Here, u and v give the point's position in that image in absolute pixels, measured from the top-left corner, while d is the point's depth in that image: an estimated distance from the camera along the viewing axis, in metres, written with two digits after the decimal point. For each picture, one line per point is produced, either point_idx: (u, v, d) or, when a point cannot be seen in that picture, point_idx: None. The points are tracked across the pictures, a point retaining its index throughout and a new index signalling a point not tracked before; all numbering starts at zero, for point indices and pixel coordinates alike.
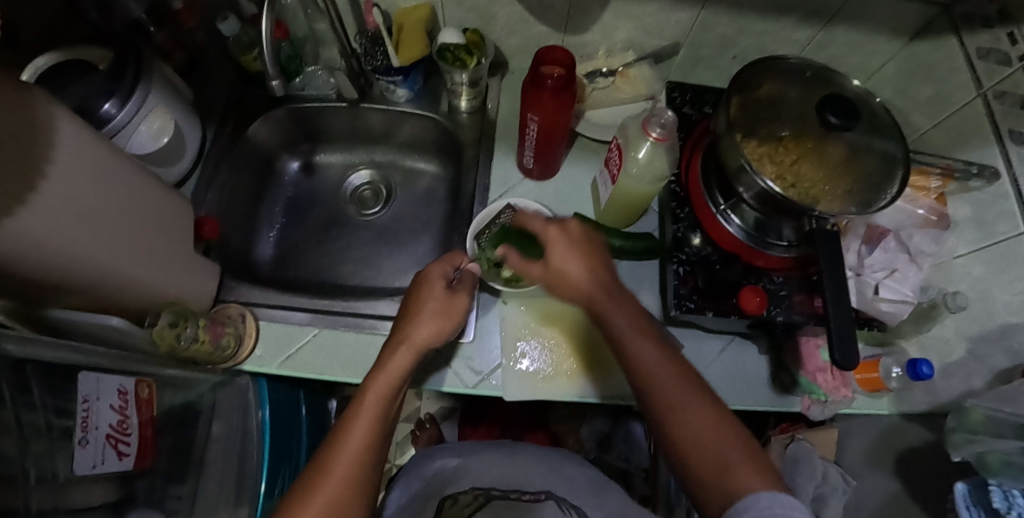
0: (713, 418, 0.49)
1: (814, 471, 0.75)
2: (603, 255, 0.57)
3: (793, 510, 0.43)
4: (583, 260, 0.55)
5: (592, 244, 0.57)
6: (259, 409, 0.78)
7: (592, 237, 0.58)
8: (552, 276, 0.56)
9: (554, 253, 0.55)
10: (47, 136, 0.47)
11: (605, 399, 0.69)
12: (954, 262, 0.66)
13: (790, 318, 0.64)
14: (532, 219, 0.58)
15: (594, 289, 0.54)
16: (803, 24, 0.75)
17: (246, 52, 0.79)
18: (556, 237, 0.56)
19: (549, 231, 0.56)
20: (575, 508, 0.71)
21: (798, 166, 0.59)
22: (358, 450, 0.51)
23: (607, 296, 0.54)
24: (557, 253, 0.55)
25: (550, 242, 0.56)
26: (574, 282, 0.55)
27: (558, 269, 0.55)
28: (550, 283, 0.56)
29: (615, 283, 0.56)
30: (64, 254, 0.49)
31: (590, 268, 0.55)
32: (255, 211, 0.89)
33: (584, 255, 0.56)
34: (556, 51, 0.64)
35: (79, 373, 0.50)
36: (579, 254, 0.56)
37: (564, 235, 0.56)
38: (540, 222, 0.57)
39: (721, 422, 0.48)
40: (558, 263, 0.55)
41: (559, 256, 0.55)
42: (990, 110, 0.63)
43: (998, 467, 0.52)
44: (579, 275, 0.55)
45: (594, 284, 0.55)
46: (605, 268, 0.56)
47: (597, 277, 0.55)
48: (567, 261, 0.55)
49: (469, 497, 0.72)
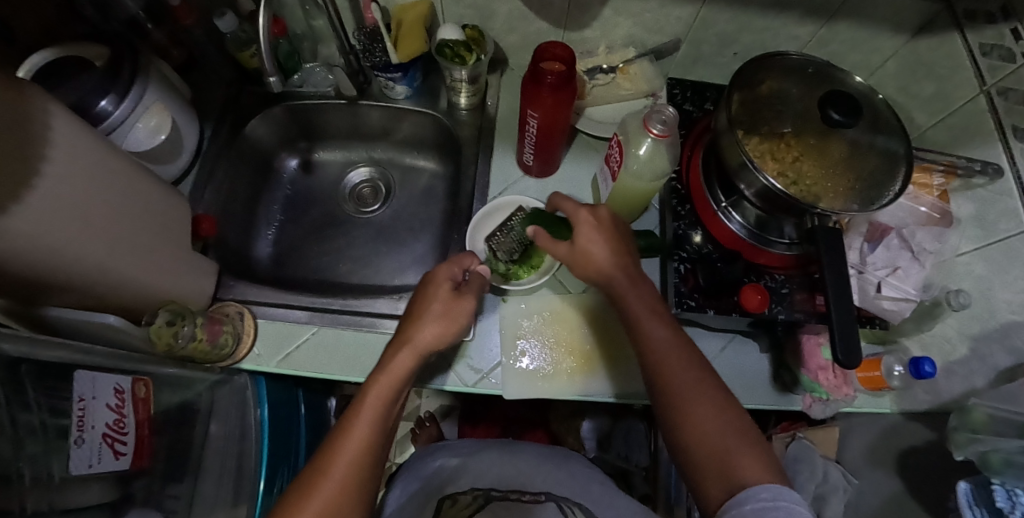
0: (719, 416, 0.48)
1: (815, 469, 0.75)
2: (628, 241, 0.57)
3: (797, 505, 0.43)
4: (610, 243, 0.55)
5: (620, 228, 0.57)
6: (258, 407, 0.78)
7: (620, 222, 0.58)
8: (576, 255, 0.56)
9: (584, 232, 0.55)
10: (43, 132, 0.46)
11: (621, 398, 0.69)
12: (957, 260, 0.65)
13: (792, 316, 0.64)
14: (565, 200, 0.58)
15: (618, 272, 0.55)
16: (804, 20, 0.74)
17: (245, 49, 0.79)
18: (587, 218, 0.56)
19: (580, 213, 0.56)
20: (576, 506, 0.72)
21: (800, 162, 0.59)
22: (358, 450, 0.50)
23: (629, 280, 0.55)
24: (584, 231, 0.55)
25: (580, 223, 0.56)
26: (598, 264, 0.55)
27: (586, 249, 0.55)
28: (573, 262, 0.56)
29: (638, 271, 0.56)
30: (60, 252, 0.49)
31: (614, 251, 0.55)
32: (254, 209, 0.88)
33: (611, 237, 0.56)
34: (557, 47, 0.63)
35: (77, 372, 0.49)
36: (608, 236, 0.56)
37: (594, 220, 0.56)
38: (573, 204, 0.57)
39: (727, 422, 0.48)
40: (585, 244, 0.55)
41: (587, 238, 0.55)
42: (993, 107, 0.62)
43: (1000, 466, 0.51)
44: (607, 256, 0.55)
45: (619, 266, 0.55)
46: (629, 254, 0.56)
47: (622, 260, 0.55)
48: (593, 241, 0.55)
49: (468, 497, 0.74)
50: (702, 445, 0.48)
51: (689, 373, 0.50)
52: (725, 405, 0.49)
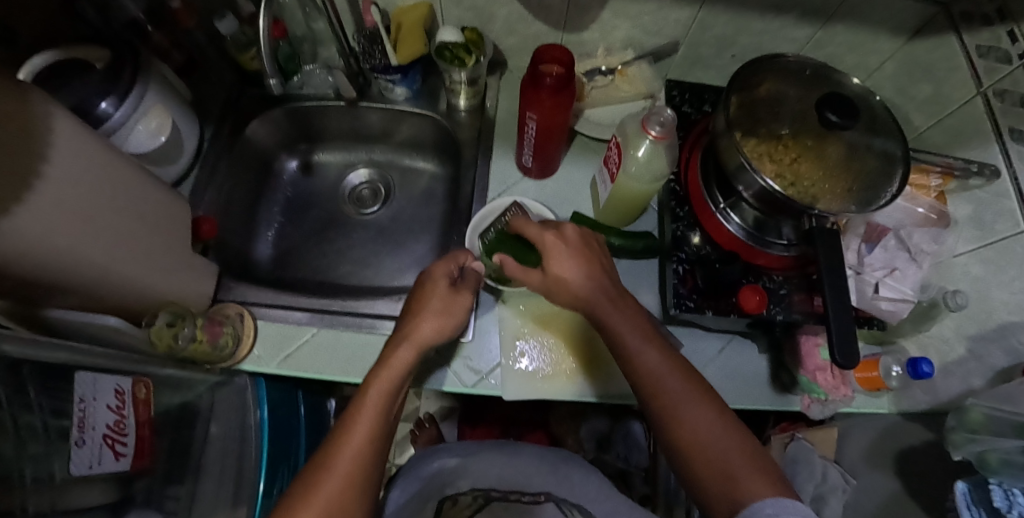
0: (711, 416, 0.49)
1: (812, 469, 0.77)
2: (603, 259, 0.56)
3: (802, 516, 0.43)
4: (580, 265, 0.54)
5: (592, 247, 0.56)
6: (259, 409, 0.77)
7: (590, 240, 0.57)
8: (549, 283, 0.55)
9: (552, 258, 0.54)
10: (45, 135, 0.47)
11: (602, 398, 0.69)
12: (955, 261, 0.66)
13: (789, 317, 0.64)
14: (528, 224, 0.57)
15: (591, 295, 0.54)
16: (802, 22, 0.75)
17: (245, 51, 0.79)
18: (554, 243, 0.55)
19: (546, 237, 0.55)
20: (575, 508, 0.74)
21: (797, 164, 0.59)
22: (359, 448, 0.50)
23: (604, 301, 0.54)
24: (555, 258, 0.54)
25: (547, 248, 0.55)
26: (573, 288, 0.54)
27: (556, 275, 0.54)
28: (549, 290, 0.56)
29: (613, 286, 0.55)
30: (61, 254, 0.49)
31: (588, 273, 0.54)
32: (254, 210, 0.88)
33: (582, 259, 0.54)
34: (555, 49, 0.64)
35: (78, 373, 0.49)
36: (579, 258, 0.54)
37: (561, 243, 0.55)
38: (536, 228, 0.56)
39: (719, 422, 0.49)
40: (556, 270, 0.54)
41: (558, 264, 0.54)
42: (989, 108, 0.63)
43: (997, 466, 0.51)
44: (580, 281, 0.54)
45: (592, 290, 0.54)
46: (605, 273, 0.55)
47: (596, 281, 0.54)
48: (564, 266, 0.54)
49: (469, 497, 0.77)
50: (698, 442, 0.48)
51: (685, 370, 0.50)
52: (716, 405, 0.50)
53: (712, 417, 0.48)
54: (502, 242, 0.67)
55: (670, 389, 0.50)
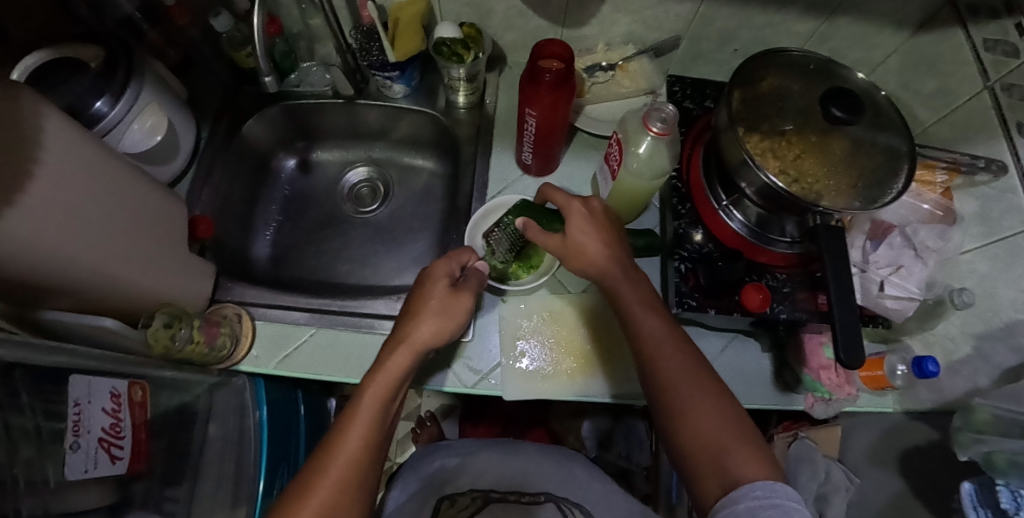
0: (716, 413, 0.48)
1: (816, 468, 0.75)
2: (619, 231, 0.57)
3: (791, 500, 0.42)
4: (600, 235, 0.55)
5: (611, 220, 0.57)
6: (257, 409, 0.78)
7: (612, 216, 0.58)
8: (569, 249, 0.55)
9: (574, 223, 0.55)
10: (35, 136, 0.46)
11: (615, 398, 0.68)
12: (960, 258, 0.65)
13: (794, 315, 0.63)
14: (558, 191, 0.57)
15: (610, 263, 0.55)
16: (805, 16, 0.74)
17: (240, 48, 0.78)
18: (578, 211, 0.55)
19: (572, 204, 0.56)
20: (575, 507, 0.72)
21: (801, 160, 0.58)
22: (356, 449, 0.50)
23: (621, 272, 0.55)
24: (576, 222, 0.55)
25: (572, 214, 0.55)
26: (590, 256, 0.55)
27: (578, 242, 0.55)
28: (566, 256, 0.56)
29: (629, 261, 0.56)
30: (51, 256, 0.48)
31: (608, 242, 0.55)
32: (251, 209, 0.88)
33: (601, 228, 0.55)
34: (554, 44, 0.63)
35: (72, 376, 0.49)
36: (598, 226, 0.55)
37: (585, 210, 0.56)
38: (563, 195, 0.56)
39: (724, 419, 0.48)
40: (576, 234, 0.55)
41: (578, 229, 0.55)
42: (997, 102, 0.61)
43: (1004, 468, 0.51)
44: (598, 244, 0.54)
45: (611, 257, 0.55)
46: (621, 245, 0.56)
47: (613, 250, 0.55)
48: (584, 232, 0.55)
49: (467, 498, 0.73)
50: (699, 444, 0.47)
51: (687, 371, 0.50)
52: (721, 402, 0.49)
53: (713, 419, 0.48)
54: (528, 210, 0.66)
55: (671, 392, 0.49)
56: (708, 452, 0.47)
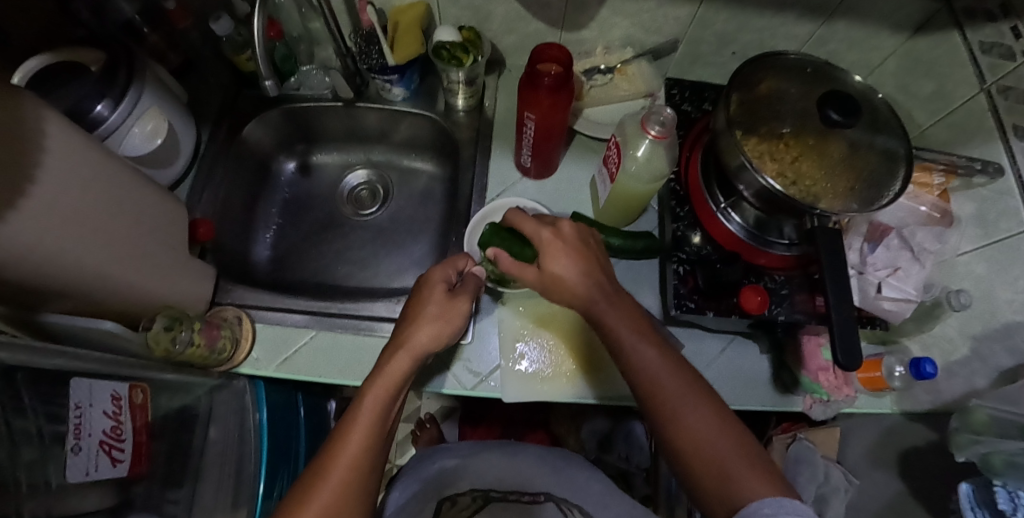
0: (713, 418, 0.48)
1: (815, 470, 0.76)
2: (598, 254, 0.56)
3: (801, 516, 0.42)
4: (577, 263, 0.53)
5: (588, 244, 0.56)
6: (257, 411, 0.78)
7: (588, 238, 0.56)
8: (545, 280, 0.54)
9: (549, 254, 0.54)
10: (37, 140, 0.46)
11: (603, 401, 0.69)
12: (958, 260, 0.65)
13: (792, 317, 0.63)
14: (524, 220, 0.56)
15: (589, 292, 0.53)
16: (803, 19, 0.74)
17: (241, 52, 0.78)
18: (551, 241, 0.54)
19: (541, 233, 0.55)
20: (575, 507, 0.72)
21: (798, 162, 0.58)
22: (356, 455, 0.50)
23: (603, 299, 0.53)
24: (550, 254, 0.54)
25: (543, 245, 0.54)
26: (569, 286, 0.54)
27: (553, 273, 0.54)
28: (546, 287, 0.55)
29: (612, 283, 0.55)
30: (53, 260, 0.48)
31: (585, 271, 0.53)
32: (251, 212, 0.88)
33: (577, 256, 0.54)
34: (552, 48, 0.63)
35: (73, 379, 0.49)
36: (574, 253, 0.54)
37: (558, 239, 0.54)
38: (532, 224, 0.55)
39: (721, 422, 0.48)
40: (553, 267, 0.54)
41: (554, 263, 0.53)
42: (993, 105, 0.62)
43: (1001, 468, 0.51)
44: (575, 282, 0.53)
45: (589, 287, 0.53)
46: (600, 267, 0.55)
47: (592, 279, 0.53)
48: (558, 262, 0.53)
49: (468, 498, 0.73)
50: (696, 449, 0.47)
51: (682, 375, 0.50)
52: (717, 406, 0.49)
53: (710, 424, 0.48)
54: (496, 233, 0.59)
55: (665, 397, 0.49)
56: (705, 456, 0.47)
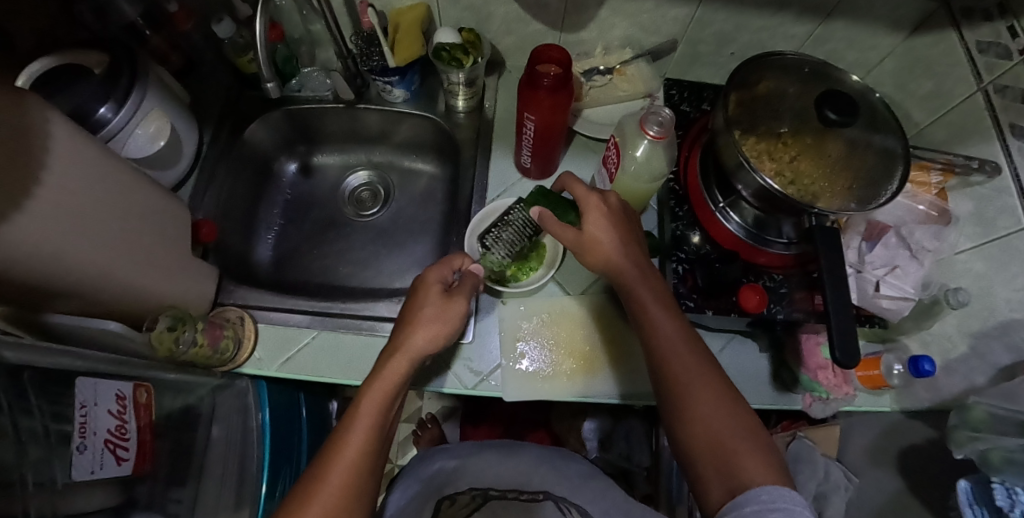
0: (721, 405, 0.49)
1: (815, 468, 0.76)
2: (633, 228, 0.58)
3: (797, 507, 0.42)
4: (617, 232, 0.56)
5: (626, 216, 0.58)
6: (259, 411, 0.78)
7: (626, 213, 0.59)
8: (582, 242, 0.56)
9: (590, 217, 0.56)
10: (41, 140, 0.47)
11: (625, 399, 0.69)
12: (956, 259, 0.66)
13: (790, 315, 0.64)
14: (576, 183, 0.57)
15: (625, 259, 0.55)
16: (800, 20, 0.75)
17: (242, 54, 0.79)
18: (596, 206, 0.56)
19: (590, 198, 0.56)
20: (574, 506, 0.73)
21: (797, 162, 0.59)
22: (356, 451, 0.51)
23: (636, 270, 0.55)
24: (593, 218, 0.56)
25: (588, 208, 0.56)
26: (605, 250, 0.55)
27: (591, 234, 0.56)
28: (581, 249, 0.56)
29: (644, 259, 0.56)
30: (59, 259, 0.49)
31: (625, 240, 0.56)
32: (254, 213, 0.89)
33: (619, 225, 0.56)
34: (553, 49, 0.63)
35: (78, 378, 0.50)
36: (616, 222, 0.56)
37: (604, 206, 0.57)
38: (583, 188, 0.57)
39: (729, 412, 0.48)
40: (593, 228, 0.56)
41: (595, 226, 0.56)
42: (990, 103, 0.62)
43: (1000, 465, 0.51)
44: (613, 245, 0.55)
45: (625, 254, 0.55)
46: (636, 243, 0.57)
47: (629, 248, 0.56)
48: (600, 226, 0.56)
49: (467, 497, 0.74)
50: (705, 431, 0.48)
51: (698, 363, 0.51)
52: (728, 397, 0.49)
53: (726, 413, 0.48)
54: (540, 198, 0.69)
55: (681, 378, 0.50)
56: (711, 441, 0.48)
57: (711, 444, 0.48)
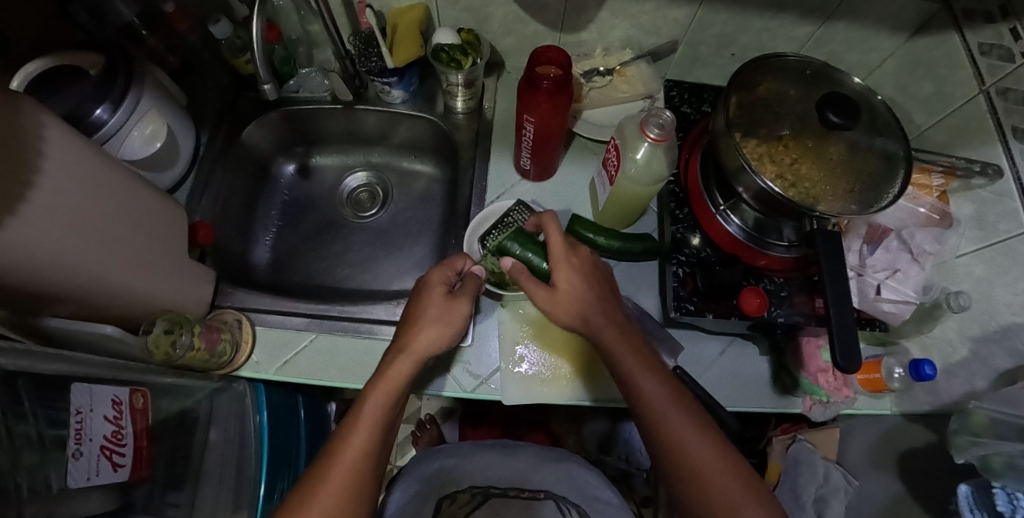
0: (712, 451, 0.48)
1: (814, 471, 0.78)
2: (608, 283, 0.57)
3: None
4: (590, 286, 0.55)
5: (600, 271, 0.57)
6: (257, 414, 0.78)
7: (599, 266, 0.57)
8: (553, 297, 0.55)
9: (560, 273, 0.55)
10: (35, 143, 0.46)
11: (597, 402, 0.69)
12: (957, 261, 0.65)
13: (791, 319, 0.63)
14: (551, 234, 0.57)
15: (596, 315, 0.53)
16: (802, 21, 0.74)
17: (240, 55, 0.79)
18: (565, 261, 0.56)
19: (561, 251, 0.56)
20: (573, 507, 0.75)
21: (798, 164, 0.58)
22: (357, 457, 0.50)
23: (608, 324, 0.53)
24: (564, 272, 0.55)
25: (558, 262, 0.56)
26: (573, 305, 0.54)
27: (562, 291, 0.55)
28: (551, 305, 0.55)
29: (619, 313, 0.55)
30: (53, 264, 0.48)
31: (596, 294, 0.55)
32: (252, 215, 0.88)
33: (591, 279, 0.55)
34: (552, 51, 0.63)
35: (72, 385, 0.49)
36: (588, 278, 0.55)
37: (575, 260, 0.56)
38: (556, 240, 0.56)
39: (720, 460, 0.48)
40: (564, 283, 0.55)
41: (565, 279, 0.55)
42: (992, 106, 0.62)
43: (1001, 470, 0.51)
44: (582, 299, 0.54)
45: (596, 309, 0.54)
46: (609, 295, 0.56)
47: (601, 301, 0.54)
48: (571, 280, 0.55)
49: (467, 495, 0.77)
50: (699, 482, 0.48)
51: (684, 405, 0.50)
52: (720, 442, 0.49)
53: (716, 456, 0.48)
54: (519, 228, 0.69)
55: (667, 429, 0.49)
56: (703, 482, 0.48)
57: (702, 487, 0.48)
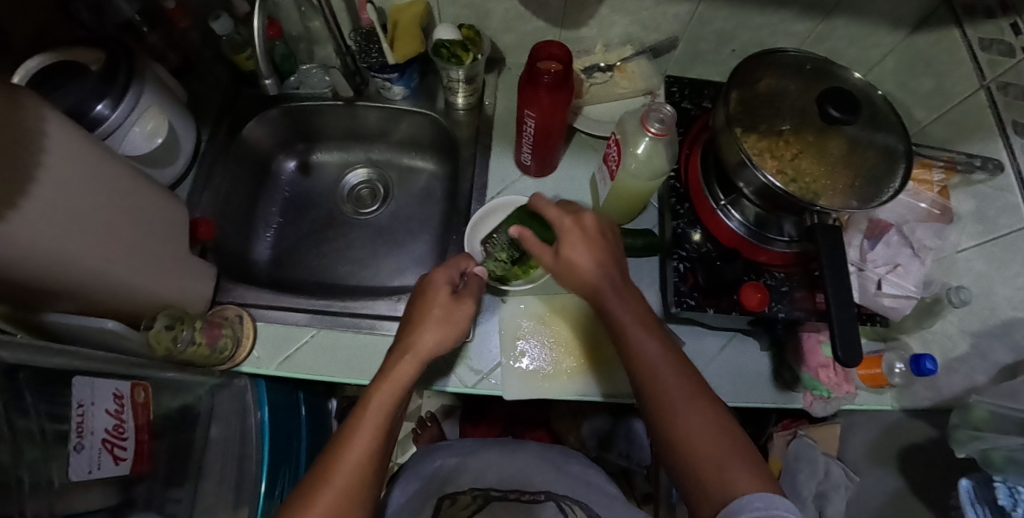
0: (713, 428, 0.47)
1: (815, 467, 0.79)
2: (615, 247, 0.56)
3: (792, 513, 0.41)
4: (595, 253, 0.54)
5: (607, 235, 0.56)
6: (258, 410, 0.79)
7: (606, 229, 0.57)
8: (561, 265, 0.55)
9: (567, 240, 0.54)
10: (37, 138, 0.46)
11: (608, 398, 0.69)
12: (958, 256, 0.65)
13: (792, 314, 0.63)
14: (550, 205, 0.57)
15: (601, 281, 0.53)
16: (803, 16, 0.74)
17: (240, 51, 0.78)
18: (571, 228, 0.55)
19: (564, 220, 0.56)
20: (576, 506, 0.69)
21: (799, 159, 0.58)
22: (361, 452, 0.50)
23: (612, 289, 0.53)
24: (569, 240, 0.55)
25: (563, 230, 0.55)
26: (583, 275, 0.54)
27: (568, 258, 0.54)
28: (560, 273, 0.56)
29: (621, 278, 0.55)
30: (53, 260, 0.48)
31: (601, 259, 0.54)
32: (253, 212, 0.88)
33: (596, 245, 0.54)
34: (552, 47, 0.63)
35: (74, 377, 0.49)
36: (593, 244, 0.54)
37: (578, 227, 0.55)
38: (556, 211, 0.56)
39: (722, 434, 0.47)
40: (570, 252, 0.54)
41: (573, 248, 0.54)
42: (993, 101, 0.62)
43: (1002, 464, 0.51)
44: (591, 268, 0.53)
45: (601, 275, 0.53)
46: (616, 261, 0.55)
47: (606, 268, 0.54)
48: (575, 248, 0.54)
49: (468, 497, 0.70)
50: (700, 460, 0.46)
51: (686, 389, 0.49)
52: (722, 417, 0.48)
53: (716, 432, 0.47)
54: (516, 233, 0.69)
55: (669, 408, 0.48)
56: (703, 462, 0.46)
57: (706, 471, 0.45)
